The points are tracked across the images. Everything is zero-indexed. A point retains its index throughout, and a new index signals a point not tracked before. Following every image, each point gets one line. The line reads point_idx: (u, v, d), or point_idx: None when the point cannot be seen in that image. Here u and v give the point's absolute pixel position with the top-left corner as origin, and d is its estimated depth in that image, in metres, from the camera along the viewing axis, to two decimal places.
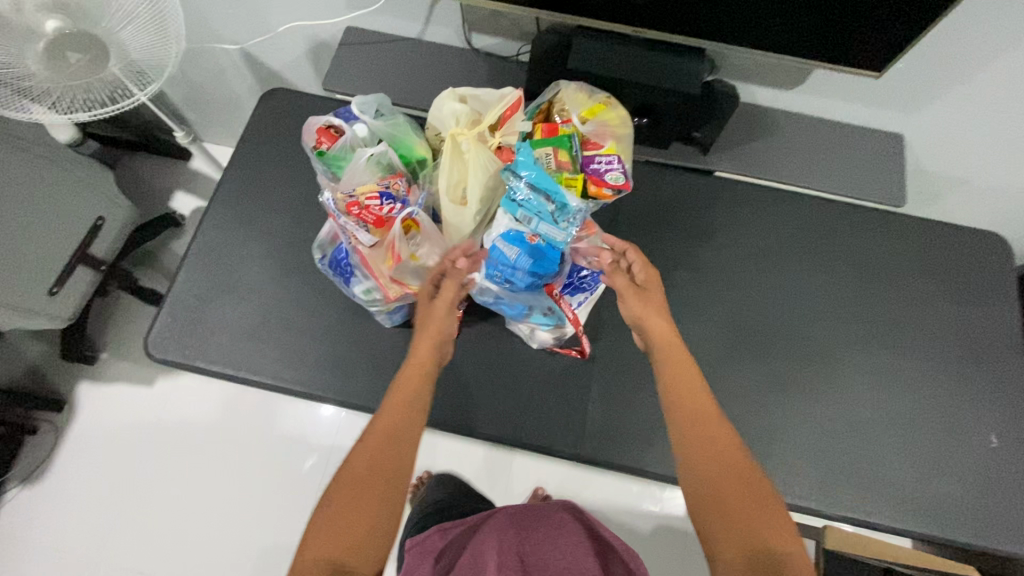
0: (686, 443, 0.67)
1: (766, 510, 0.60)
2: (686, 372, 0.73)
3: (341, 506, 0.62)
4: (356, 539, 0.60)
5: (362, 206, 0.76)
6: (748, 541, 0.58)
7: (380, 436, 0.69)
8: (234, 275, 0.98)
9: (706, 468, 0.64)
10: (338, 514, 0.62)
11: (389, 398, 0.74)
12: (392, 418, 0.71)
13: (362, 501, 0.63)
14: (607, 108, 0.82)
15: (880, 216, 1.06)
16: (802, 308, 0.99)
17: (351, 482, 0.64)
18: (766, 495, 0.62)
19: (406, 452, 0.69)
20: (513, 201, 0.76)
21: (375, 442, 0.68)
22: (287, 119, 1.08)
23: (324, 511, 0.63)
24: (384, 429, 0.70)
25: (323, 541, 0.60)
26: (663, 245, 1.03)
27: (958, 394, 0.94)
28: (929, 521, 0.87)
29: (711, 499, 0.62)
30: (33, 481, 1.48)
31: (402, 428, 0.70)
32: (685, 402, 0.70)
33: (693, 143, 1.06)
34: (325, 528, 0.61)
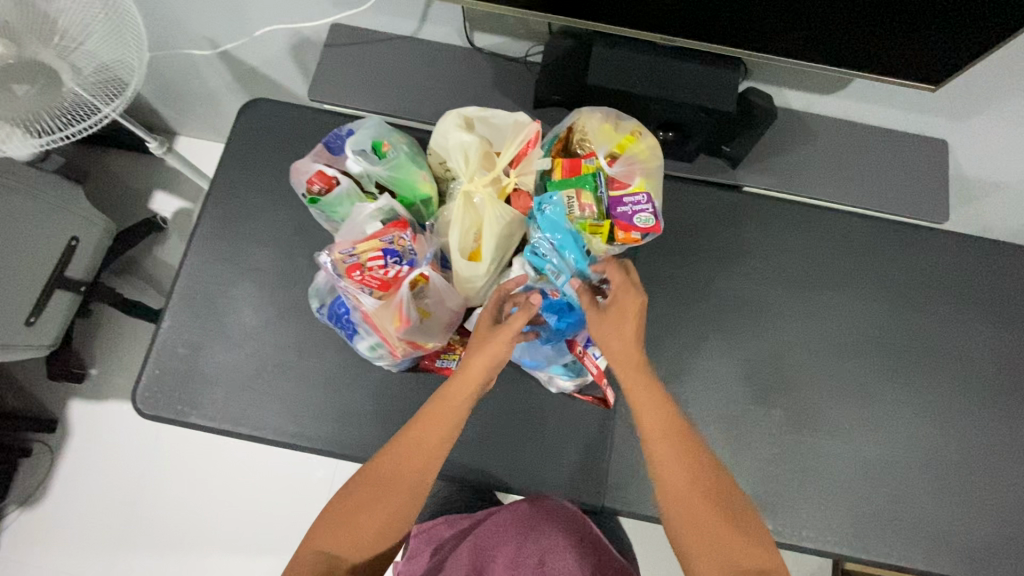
0: (664, 478, 0.64)
1: (751, 540, 0.61)
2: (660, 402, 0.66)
3: (344, 511, 0.66)
4: (350, 540, 0.65)
5: (364, 266, 0.68)
6: (732, 569, 0.60)
7: (403, 448, 0.68)
8: (224, 319, 0.90)
9: (688, 504, 0.62)
10: (343, 519, 0.66)
11: (424, 413, 0.69)
12: (417, 438, 0.68)
13: (367, 512, 0.66)
14: (636, 140, 0.73)
15: (919, 234, 0.99)
16: (835, 338, 0.93)
17: (362, 487, 0.67)
18: (750, 523, 0.62)
19: (420, 477, 0.67)
20: (538, 255, 0.71)
21: (393, 457, 0.67)
22: (271, 137, 0.97)
23: (333, 509, 0.67)
24: (409, 443, 0.68)
25: (323, 537, 0.65)
26: (689, 272, 0.95)
27: (994, 427, 0.91)
28: (961, 562, 0.85)
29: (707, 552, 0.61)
30: (32, 504, 1.44)
31: (421, 449, 0.68)
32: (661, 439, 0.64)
33: (720, 156, 0.97)
34: (329, 526, 0.66)
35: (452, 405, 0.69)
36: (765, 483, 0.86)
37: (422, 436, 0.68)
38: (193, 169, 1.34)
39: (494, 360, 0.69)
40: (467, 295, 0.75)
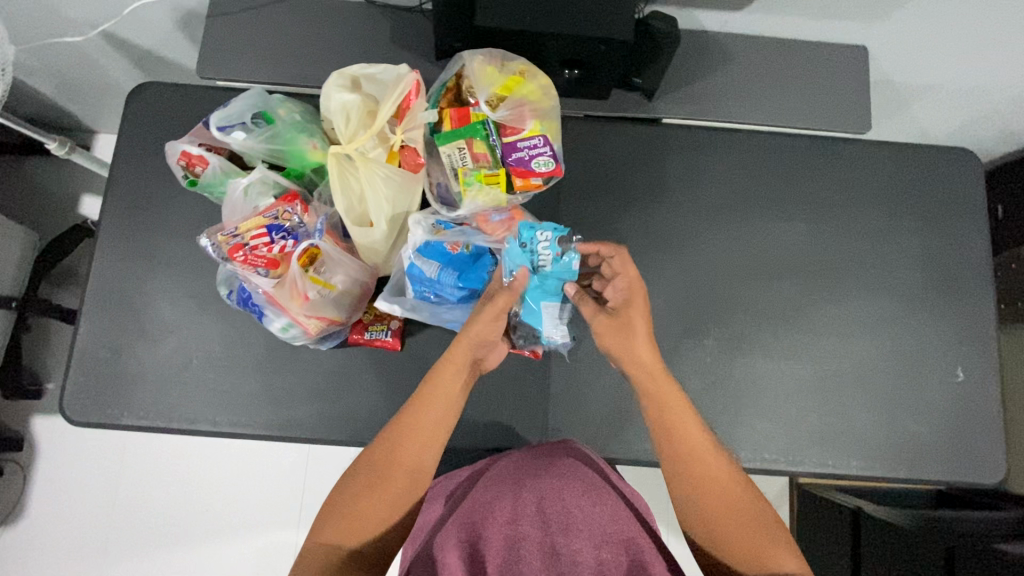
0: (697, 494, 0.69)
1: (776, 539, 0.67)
2: (718, 470, 0.69)
3: (349, 500, 0.67)
4: (357, 527, 0.67)
5: (248, 245, 0.66)
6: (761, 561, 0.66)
7: (404, 433, 0.68)
8: (143, 317, 0.87)
9: (717, 515, 0.68)
10: (348, 507, 0.67)
11: (420, 396, 0.70)
12: (416, 424, 0.69)
13: (371, 498, 0.67)
14: (523, 81, 0.69)
15: (845, 146, 0.97)
16: (765, 263, 0.93)
17: (365, 475, 0.68)
18: (770, 519, 0.68)
19: (421, 460, 0.68)
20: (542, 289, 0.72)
21: (393, 443, 0.68)
22: (164, 121, 0.91)
23: (337, 497, 0.68)
24: (409, 427, 0.68)
25: (331, 527, 0.67)
26: (615, 213, 0.93)
27: (925, 329, 0.92)
28: (896, 462, 0.88)
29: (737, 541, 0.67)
30: (10, 522, 1.43)
31: (420, 431, 0.68)
32: (711, 506, 0.68)
33: (634, 89, 0.93)
34: (336, 514, 0.67)
35: (449, 384, 0.70)
36: (703, 411, 0.88)
37: (421, 419, 0.69)
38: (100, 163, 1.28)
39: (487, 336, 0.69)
40: (375, 264, 0.73)
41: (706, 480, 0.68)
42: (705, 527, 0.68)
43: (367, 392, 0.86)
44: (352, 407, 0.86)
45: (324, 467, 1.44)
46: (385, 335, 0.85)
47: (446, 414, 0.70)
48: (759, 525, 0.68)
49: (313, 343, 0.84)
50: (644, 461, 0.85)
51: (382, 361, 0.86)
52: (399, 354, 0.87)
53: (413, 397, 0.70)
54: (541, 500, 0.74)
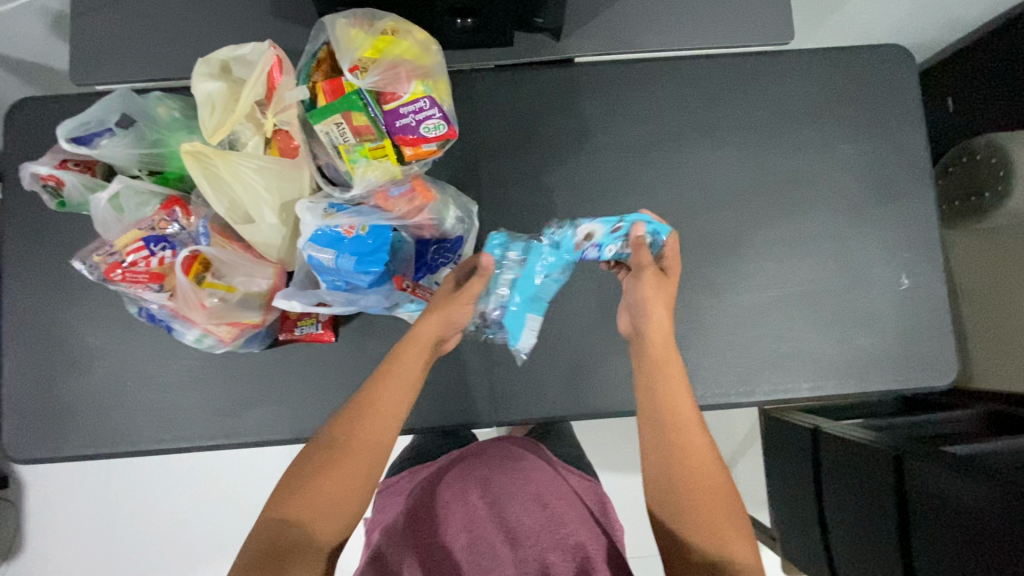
0: (680, 451, 0.67)
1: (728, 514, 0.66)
2: (703, 452, 0.67)
3: (303, 476, 0.63)
4: (311, 508, 0.61)
5: (126, 262, 0.63)
6: (710, 532, 0.65)
7: (365, 408, 0.65)
8: (66, 346, 0.84)
9: (682, 482, 0.66)
10: (305, 483, 0.62)
11: (381, 372, 0.67)
12: (377, 398, 0.66)
13: (329, 474, 0.62)
14: (394, 40, 0.64)
15: (771, 61, 0.91)
16: (698, 196, 0.89)
17: (322, 450, 0.64)
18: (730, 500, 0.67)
19: (384, 435, 0.65)
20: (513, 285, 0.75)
21: (353, 419, 0.65)
22: (43, 136, 0.85)
23: (291, 475, 0.63)
24: (370, 402, 0.65)
25: (280, 505, 0.62)
26: (537, 167, 0.88)
27: (867, 241, 0.90)
28: (848, 377, 0.87)
29: (696, 506, 0.65)
30: (12, 558, 1.45)
31: (379, 407, 0.65)
32: (683, 476, 0.66)
33: (539, 30, 0.87)
34: (291, 490, 0.62)
35: (410, 362, 0.67)
36: None
37: (382, 393, 0.66)
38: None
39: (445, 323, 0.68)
40: (279, 259, 0.69)
41: (684, 470, 0.66)
42: (675, 500, 0.66)
43: (307, 388, 0.84)
44: (295, 405, 0.84)
45: None
46: (315, 328, 0.82)
47: (408, 389, 0.67)
48: (720, 496, 0.66)
49: (244, 348, 0.81)
50: (597, 415, 0.84)
51: (318, 354, 0.84)
52: (333, 345, 0.84)
53: (374, 374, 0.68)
54: (495, 504, 0.75)
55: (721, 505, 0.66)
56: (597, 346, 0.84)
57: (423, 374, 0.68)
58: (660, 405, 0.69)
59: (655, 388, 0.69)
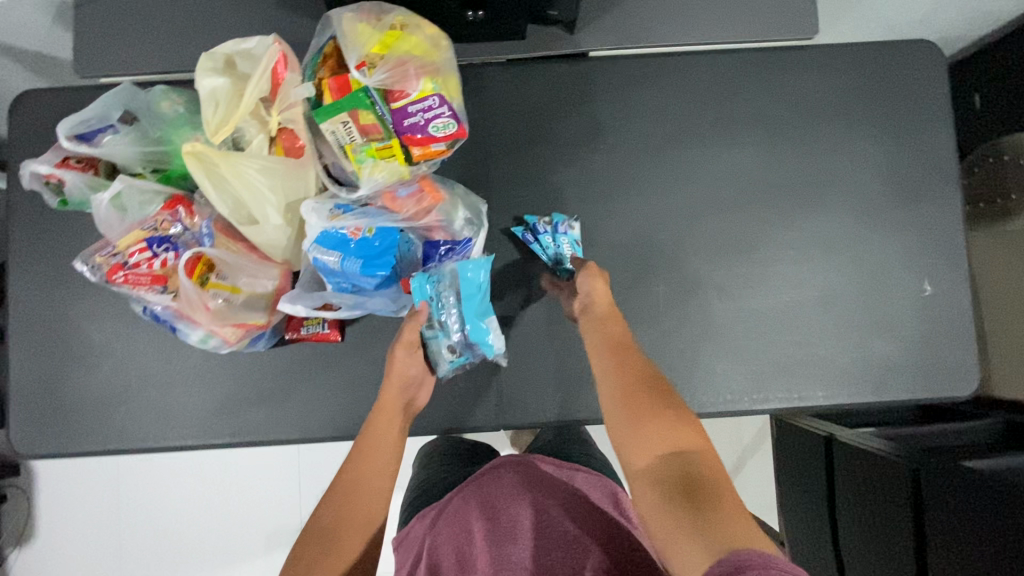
0: (611, 378, 0.71)
1: (677, 421, 0.65)
2: (635, 373, 0.70)
3: (300, 561, 0.63)
4: None
5: (129, 264, 0.62)
6: (661, 442, 0.63)
7: (345, 486, 0.69)
8: (71, 343, 0.84)
9: (621, 403, 0.68)
10: (301, 575, 0.62)
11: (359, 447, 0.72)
12: (360, 478, 0.70)
13: (324, 557, 0.63)
14: (403, 35, 0.61)
15: (793, 55, 0.88)
16: (714, 197, 0.86)
17: (316, 537, 0.66)
18: (676, 410, 0.66)
19: (372, 510, 0.68)
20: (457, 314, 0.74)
21: (338, 502, 0.68)
22: (47, 130, 0.83)
23: (291, 565, 0.63)
24: (350, 482, 0.69)
25: None
26: (549, 165, 0.86)
27: (889, 245, 0.87)
28: (865, 386, 0.85)
29: (640, 420, 0.66)
30: (25, 545, 1.47)
31: (359, 484, 0.69)
32: (622, 394, 0.69)
33: (553, 22, 0.84)
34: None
35: (378, 432, 0.72)
36: (661, 361, 0.84)
37: (357, 469, 0.70)
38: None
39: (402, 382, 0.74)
40: (285, 260, 0.68)
41: (621, 378, 0.70)
42: (616, 418, 0.68)
43: (312, 388, 0.83)
44: (300, 405, 0.83)
45: (317, 458, 1.45)
46: (322, 327, 0.80)
47: (382, 460, 0.71)
48: (662, 408, 0.66)
49: (251, 347, 0.80)
50: (606, 420, 0.83)
51: (323, 354, 0.83)
52: (339, 345, 0.83)
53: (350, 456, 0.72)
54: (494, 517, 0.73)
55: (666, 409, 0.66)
56: None
57: (399, 442, 0.73)
58: (591, 345, 0.74)
59: (589, 336, 0.75)
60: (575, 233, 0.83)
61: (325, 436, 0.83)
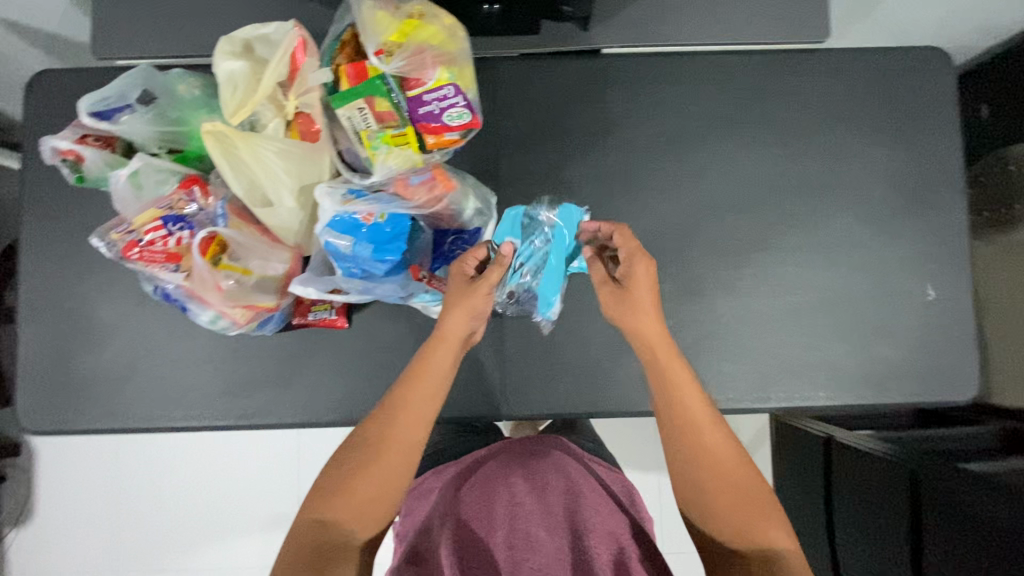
0: (697, 456, 0.69)
1: (768, 515, 0.67)
2: (723, 450, 0.69)
3: (339, 475, 0.66)
4: (350, 506, 0.65)
5: (144, 241, 0.63)
6: (744, 537, 0.67)
7: (395, 406, 0.68)
8: (80, 320, 0.85)
9: (707, 492, 0.68)
10: (343, 483, 0.65)
11: (409, 374, 0.69)
12: (406, 401, 0.67)
13: (363, 477, 0.65)
14: (421, 24, 0.62)
15: (804, 59, 0.88)
16: (721, 196, 0.87)
17: (358, 449, 0.66)
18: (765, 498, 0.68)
19: (414, 438, 0.67)
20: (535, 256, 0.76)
21: (385, 419, 0.67)
22: (64, 110, 0.84)
23: (330, 472, 0.66)
24: (400, 400, 0.68)
25: (324, 505, 0.65)
26: (558, 160, 0.87)
27: (894, 248, 0.88)
28: (866, 387, 0.86)
29: (729, 512, 0.68)
30: (24, 524, 1.47)
31: (409, 408, 0.67)
32: (711, 479, 0.68)
33: (567, 19, 0.85)
34: (328, 495, 0.65)
35: (437, 362, 0.69)
36: None
37: (412, 390, 0.68)
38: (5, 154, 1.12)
39: (470, 319, 0.69)
40: (296, 244, 0.68)
41: (711, 466, 0.68)
42: (701, 505, 0.69)
43: (318, 372, 0.84)
44: (305, 389, 0.84)
45: (317, 447, 1.45)
46: (329, 313, 0.81)
47: (437, 390, 0.69)
48: (751, 496, 0.68)
49: (258, 330, 0.80)
50: (607, 414, 0.83)
51: (330, 339, 0.84)
52: (345, 331, 0.83)
53: (402, 377, 0.70)
54: (538, 491, 0.74)
55: (758, 506, 0.68)
56: (610, 344, 0.83)
57: (448, 380, 0.70)
58: (670, 426, 0.70)
59: (664, 404, 0.70)
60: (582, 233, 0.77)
61: (329, 421, 0.84)
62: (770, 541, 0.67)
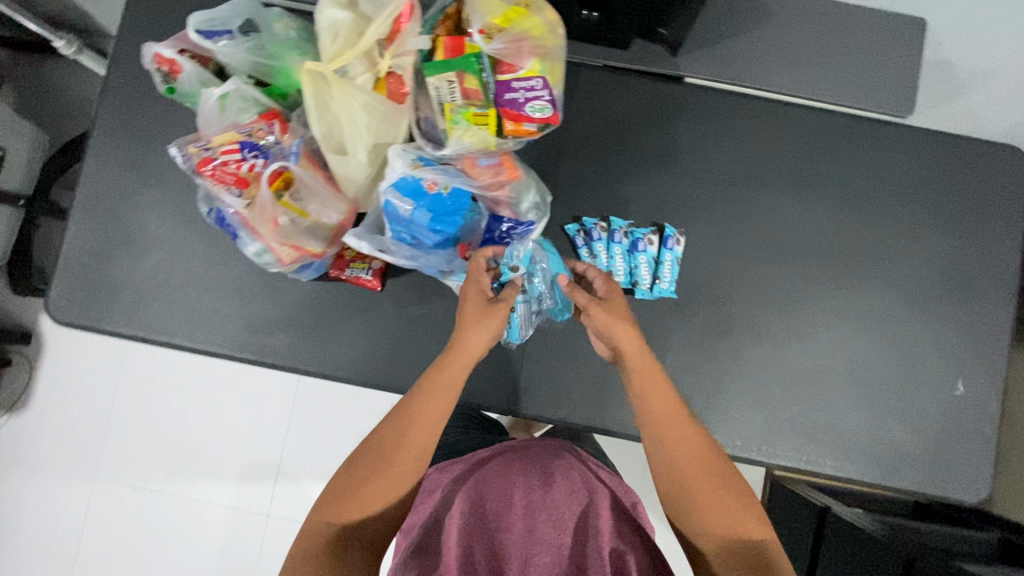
0: (676, 459, 0.69)
1: (753, 517, 0.68)
2: (704, 453, 0.70)
3: (350, 482, 0.67)
4: (360, 512, 0.67)
5: (219, 161, 0.64)
6: (729, 532, 0.68)
7: (410, 417, 0.68)
8: (128, 226, 0.87)
9: (692, 495, 0.69)
10: (355, 488, 0.67)
11: (418, 391, 0.70)
12: (421, 413, 0.68)
13: (373, 484, 0.67)
14: (526, 13, 0.63)
15: (881, 131, 0.88)
16: (771, 246, 0.87)
17: (370, 456, 0.68)
18: (751, 497, 0.69)
19: (424, 449, 0.69)
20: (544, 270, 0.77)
21: (400, 431, 0.68)
22: (161, 23, 0.87)
23: (344, 476, 0.68)
24: (414, 413, 0.68)
25: (336, 508, 0.67)
26: (618, 175, 0.87)
27: (931, 336, 0.87)
28: (874, 466, 0.85)
29: (711, 511, 0.68)
30: (18, 411, 1.50)
31: (422, 420, 0.69)
32: (694, 480, 0.69)
33: (658, 41, 0.86)
34: (341, 497, 0.67)
35: (453, 379, 0.70)
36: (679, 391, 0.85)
37: (425, 405, 0.68)
38: (93, 57, 1.16)
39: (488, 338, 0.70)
40: (355, 198, 0.70)
41: (675, 483, 0.70)
42: (684, 504, 0.69)
43: (342, 328, 0.85)
44: (325, 340, 0.85)
45: (312, 400, 1.47)
46: (366, 273, 0.82)
47: (448, 404, 0.70)
48: (736, 498, 0.69)
49: (298, 274, 0.82)
50: (613, 432, 0.83)
51: (360, 298, 0.85)
52: (377, 293, 0.85)
53: (414, 388, 0.70)
54: (545, 491, 0.74)
55: (738, 506, 0.68)
56: None
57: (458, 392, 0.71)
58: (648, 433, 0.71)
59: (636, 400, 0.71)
60: (680, 252, 0.85)
61: (341, 376, 0.85)
62: (752, 535, 0.68)
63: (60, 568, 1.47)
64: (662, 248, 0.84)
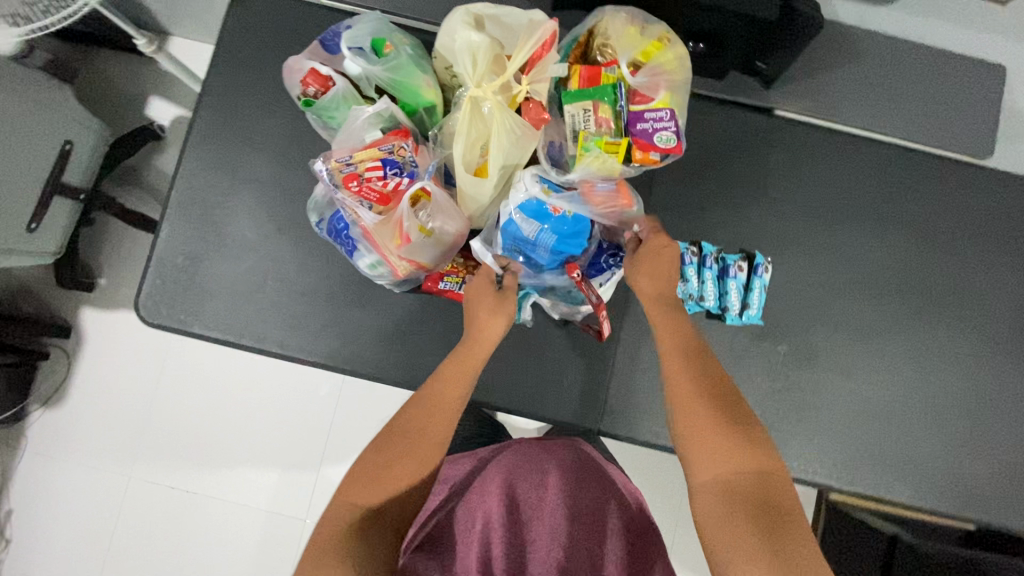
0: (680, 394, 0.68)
1: (759, 447, 0.63)
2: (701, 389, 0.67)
3: (371, 463, 0.65)
4: (381, 491, 0.63)
5: (362, 176, 0.66)
6: (732, 464, 0.62)
7: (431, 401, 0.69)
8: (222, 230, 0.87)
9: (695, 421, 0.65)
10: (380, 466, 0.65)
11: (440, 373, 0.71)
12: (441, 396, 0.70)
13: (395, 462, 0.65)
14: (664, 48, 0.67)
15: (961, 173, 0.91)
16: (853, 278, 0.90)
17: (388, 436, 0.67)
18: (757, 431, 0.64)
19: (444, 432, 0.68)
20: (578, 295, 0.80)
21: (422, 411, 0.68)
22: (266, 32, 0.88)
23: (368, 457, 0.65)
24: (435, 397, 0.70)
25: (357, 491, 0.63)
26: (708, 203, 0.89)
27: (1003, 374, 0.89)
28: (946, 497, 0.87)
29: (709, 435, 0.64)
30: (55, 404, 1.48)
31: (442, 406, 0.69)
32: (695, 409, 0.66)
33: (755, 74, 0.88)
34: (365, 478, 0.64)
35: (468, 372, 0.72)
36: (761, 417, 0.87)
37: (442, 391, 0.70)
38: (186, 70, 1.19)
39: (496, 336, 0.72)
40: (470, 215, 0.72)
41: (681, 416, 0.66)
42: (688, 433, 0.65)
43: (433, 342, 0.86)
44: (416, 353, 0.86)
45: (356, 405, 1.46)
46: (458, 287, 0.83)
47: (466, 391, 0.71)
48: (745, 435, 0.64)
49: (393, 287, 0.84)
50: None
51: (453, 312, 0.86)
52: None
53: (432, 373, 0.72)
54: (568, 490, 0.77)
55: (741, 437, 0.63)
56: None
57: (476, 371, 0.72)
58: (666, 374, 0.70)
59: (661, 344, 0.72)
60: (767, 279, 0.86)
61: None
62: (759, 467, 0.62)
63: (88, 566, 1.44)
64: (751, 275, 0.85)
